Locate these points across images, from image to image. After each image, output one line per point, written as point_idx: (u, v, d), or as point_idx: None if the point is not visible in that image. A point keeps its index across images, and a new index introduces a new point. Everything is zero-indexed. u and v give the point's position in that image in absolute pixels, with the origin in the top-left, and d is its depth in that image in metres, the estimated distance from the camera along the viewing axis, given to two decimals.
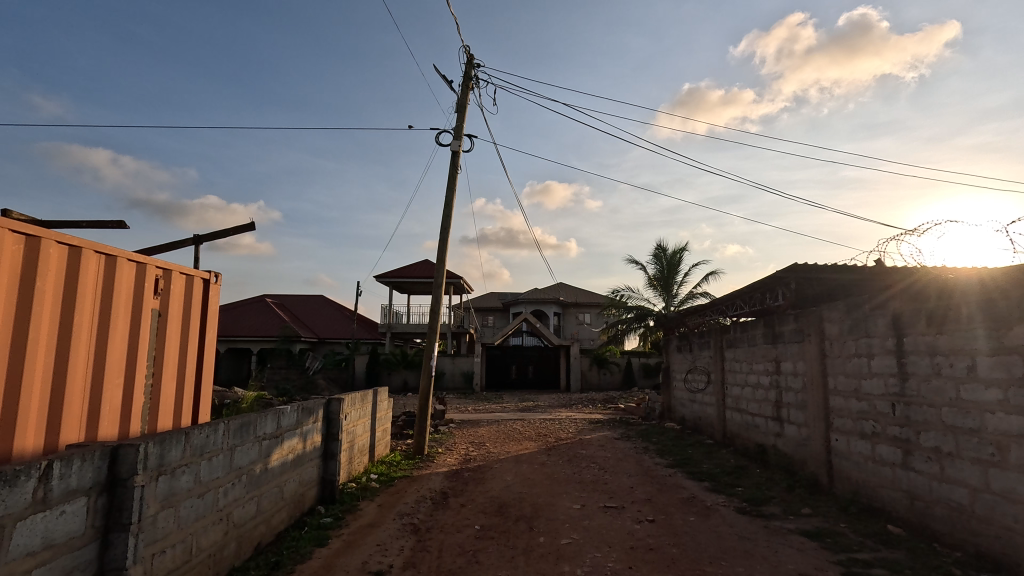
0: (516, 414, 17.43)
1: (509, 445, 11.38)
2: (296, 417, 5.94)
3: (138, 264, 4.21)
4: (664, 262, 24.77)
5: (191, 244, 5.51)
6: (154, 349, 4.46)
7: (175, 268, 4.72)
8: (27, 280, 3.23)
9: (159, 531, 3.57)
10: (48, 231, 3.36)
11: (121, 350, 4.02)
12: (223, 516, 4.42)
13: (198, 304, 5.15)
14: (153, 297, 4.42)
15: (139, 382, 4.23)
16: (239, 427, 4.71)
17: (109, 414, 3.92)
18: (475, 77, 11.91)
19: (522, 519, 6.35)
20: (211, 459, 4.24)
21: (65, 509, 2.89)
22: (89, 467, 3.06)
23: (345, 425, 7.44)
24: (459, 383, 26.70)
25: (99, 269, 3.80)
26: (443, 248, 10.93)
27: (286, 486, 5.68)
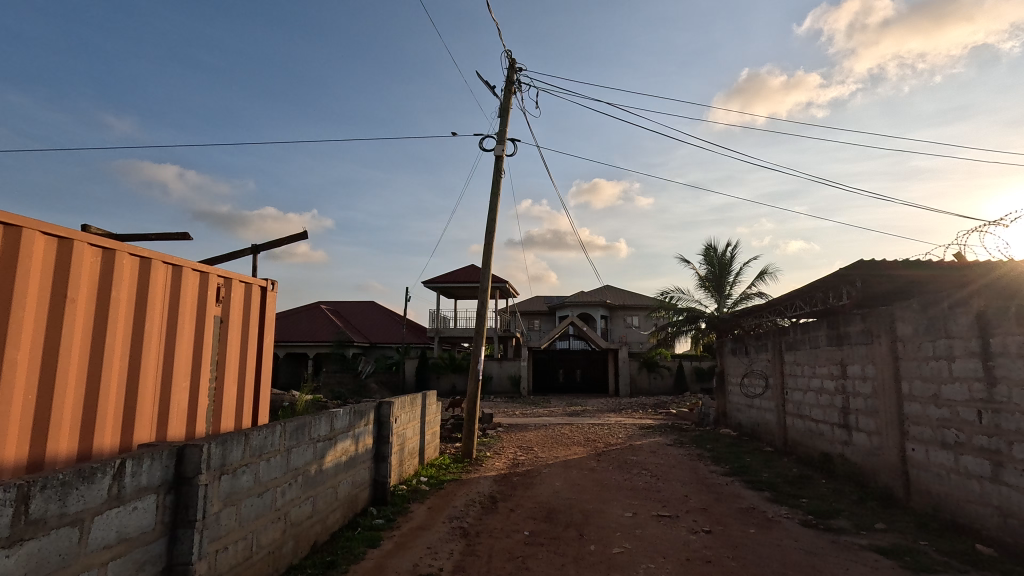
0: (563, 419, 17.23)
1: (558, 449, 11.27)
2: (349, 419, 6.08)
3: (201, 273, 4.43)
4: (716, 261, 23.91)
5: (249, 254, 5.78)
6: (217, 354, 4.69)
7: (235, 276, 4.95)
8: (105, 289, 3.46)
9: (222, 528, 3.73)
10: (122, 243, 3.57)
11: (186, 355, 4.24)
12: (281, 516, 4.57)
13: (256, 310, 5.37)
14: (215, 305, 4.64)
15: (203, 386, 4.45)
16: (296, 429, 4.87)
17: (177, 416, 4.14)
18: (518, 80, 11.93)
19: (572, 525, 6.23)
20: (269, 460, 4.40)
21: (138, 505, 3.07)
22: (159, 465, 3.23)
23: (396, 428, 7.57)
24: (506, 387, 26.71)
25: (166, 278, 4.02)
26: (488, 252, 10.99)
27: (340, 487, 5.83)
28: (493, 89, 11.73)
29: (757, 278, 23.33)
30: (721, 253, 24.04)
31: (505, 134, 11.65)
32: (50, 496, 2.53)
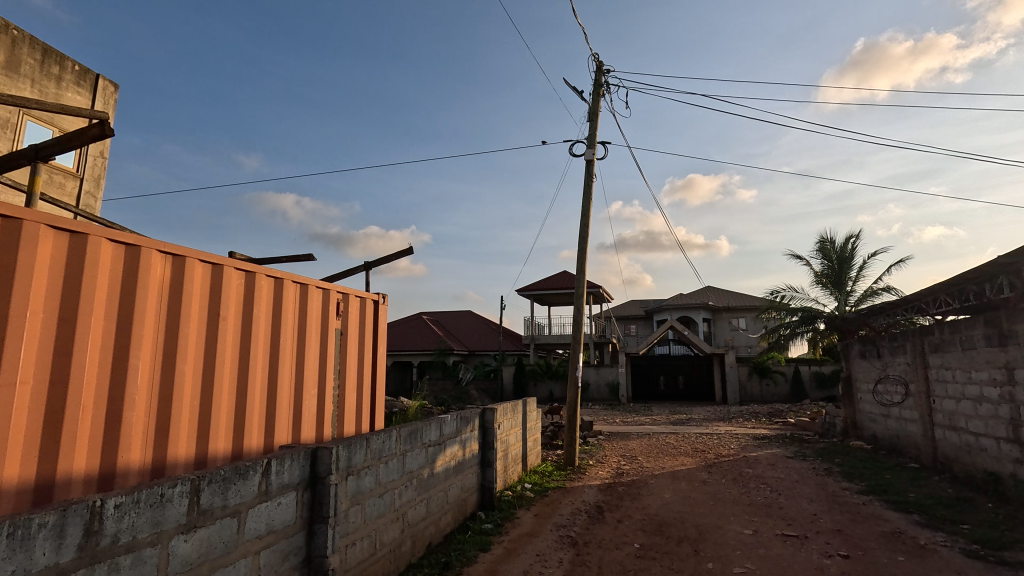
0: (667, 427, 16.50)
1: (665, 459, 10.80)
2: (456, 425, 6.31)
3: (323, 290, 4.93)
4: (834, 255, 21.62)
5: (363, 270, 6.27)
6: (340, 363, 5.15)
7: (352, 291, 5.41)
8: (249, 307, 4.03)
9: (350, 525, 4.03)
10: (259, 266, 4.11)
11: (314, 365, 4.74)
12: (400, 516, 4.85)
13: (370, 322, 5.81)
14: (336, 318, 5.12)
15: (329, 393, 4.92)
16: (409, 433, 5.14)
17: (308, 421, 4.64)
18: (606, 82, 11.77)
19: (686, 540, 5.92)
20: (388, 462, 4.69)
21: (282, 501, 3.41)
22: (297, 465, 3.57)
23: (500, 434, 7.73)
24: (605, 394, 26.18)
25: (295, 296, 4.55)
26: (583, 257, 10.90)
27: (450, 490, 6.06)
28: (581, 94, 11.68)
29: (887, 272, 20.73)
30: (840, 246, 21.72)
31: (595, 138, 11.52)
32: (215, 490, 2.90)
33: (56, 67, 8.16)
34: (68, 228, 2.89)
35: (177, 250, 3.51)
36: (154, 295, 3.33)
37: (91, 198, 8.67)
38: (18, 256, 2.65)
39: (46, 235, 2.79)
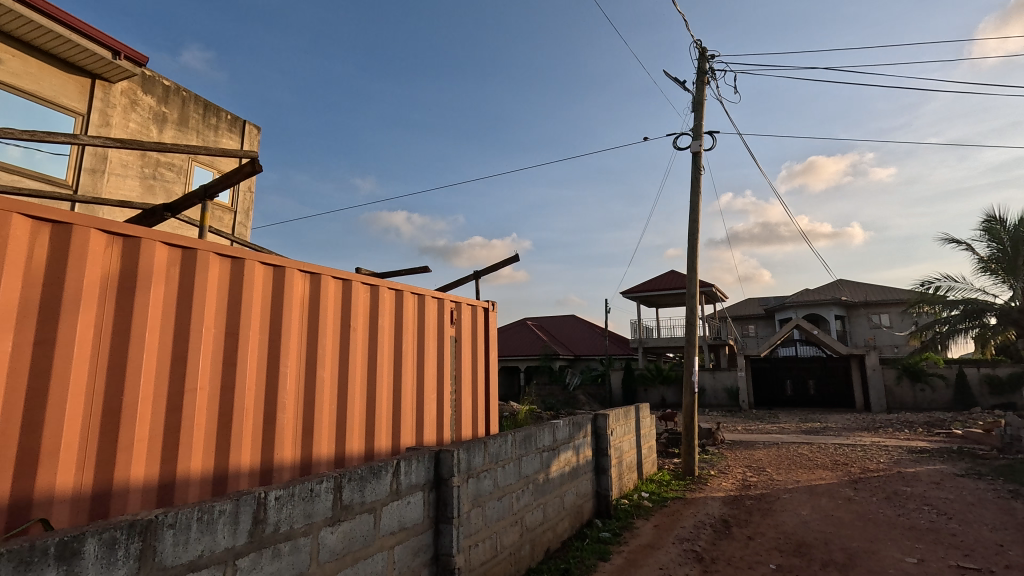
0: (799, 437, 14.98)
1: (799, 472, 9.79)
2: (569, 431, 6.26)
3: (438, 300, 5.21)
4: (1006, 236, 18.21)
5: (472, 279, 6.50)
6: (455, 369, 5.39)
7: (464, 300, 5.64)
8: (375, 318, 4.40)
9: (472, 526, 4.16)
10: (381, 279, 4.47)
11: (432, 371, 5.01)
12: (518, 520, 4.92)
13: (482, 329, 6.00)
14: (450, 326, 5.37)
15: (447, 398, 5.17)
16: (524, 438, 5.19)
17: (429, 424, 4.90)
18: (711, 68, 11.09)
19: (832, 565, 5.28)
20: (505, 466, 4.77)
21: (411, 500, 3.61)
22: (422, 466, 3.77)
23: (613, 441, 7.54)
24: (723, 400, 24.49)
25: (413, 306, 4.86)
26: (693, 255, 10.32)
27: (566, 496, 6.02)
28: (683, 84, 11.13)
29: None
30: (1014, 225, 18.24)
31: (701, 128, 10.89)
32: (355, 487, 3.16)
33: (213, 118, 9.56)
34: (230, 254, 3.36)
35: (313, 269, 3.92)
36: (297, 309, 3.75)
37: (243, 228, 10.02)
38: (195, 280, 3.13)
39: (214, 261, 3.27)
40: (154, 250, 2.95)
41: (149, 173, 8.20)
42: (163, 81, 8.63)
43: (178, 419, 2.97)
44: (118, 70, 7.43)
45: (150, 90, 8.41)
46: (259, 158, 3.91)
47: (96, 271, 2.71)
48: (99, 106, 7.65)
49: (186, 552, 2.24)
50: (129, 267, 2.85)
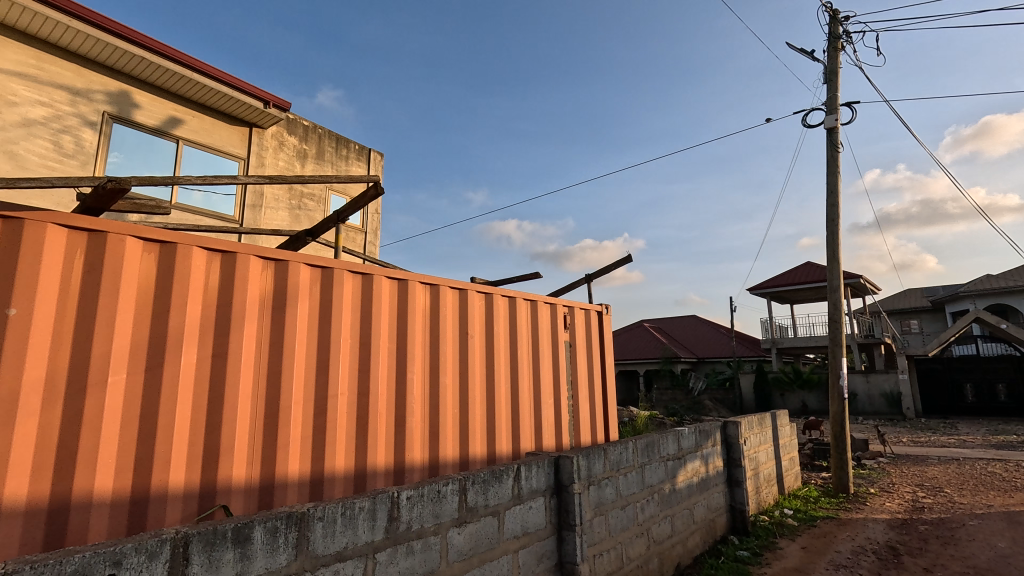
0: (987, 452, 12.52)
1: (990, 495, 8.14)
2: (695, 439, 5.86)
3: (550, 305, 5.23)
4: None
5: (584, 283, 6.42)
6: (571, 374, 5.36)
7: (576, 304, 5.60)
8: (490, 326, 4.56)
9: (596, 535, 4.07)
10: (494, 287, 4.61)
11: (547, 376, 5.03)
12: (644, 531, 4.71)
13: (597, 333, 5.89)
14: (563, 331, 5.36)
15: (564, 403, 5.15)
16: (647, 446, 4.95)
17: (547, 429, 4.92)
18: (845, 32, 9.81)
19: None
20: (627, 475, 4.60)
21: (532, 505, 3.63)
22: (542, 472, 3.77)
23: (747, 451, 6.91)
24: (881, 407, 21.34)
25: (525, 312, 4.94)
26: (834, 243, 9.16)
27: (696, 509, 5.65)
28: (812, 55, 9.98)
29: None
30: None
31: (837, 101, 9.67)
32: (478, 490, 3.25)
33: (344, 150, 10.66)
34: (360, 271, 3.69)
35: (432, 280, 4.17)
36: (419, 319, 4.01)
37: (372, 247, 10.99)
38: (332, 296, 3.48)
39: (348, 278, 3.61)
40: (299, 271, 3.35)
41: (295, 204, 9.36)
42: (303, 122, 9.81)
43: (323, 421, 3.30)
44: (268, 118, 8.59)
45: (293, 131, 9.61)
46: (381, 180, 4.24)
47: (255, 292, 3.14)
48: (256, 150, 8.89)
49: (334, 543, 2.47)
50: (280, 287, 3.26)
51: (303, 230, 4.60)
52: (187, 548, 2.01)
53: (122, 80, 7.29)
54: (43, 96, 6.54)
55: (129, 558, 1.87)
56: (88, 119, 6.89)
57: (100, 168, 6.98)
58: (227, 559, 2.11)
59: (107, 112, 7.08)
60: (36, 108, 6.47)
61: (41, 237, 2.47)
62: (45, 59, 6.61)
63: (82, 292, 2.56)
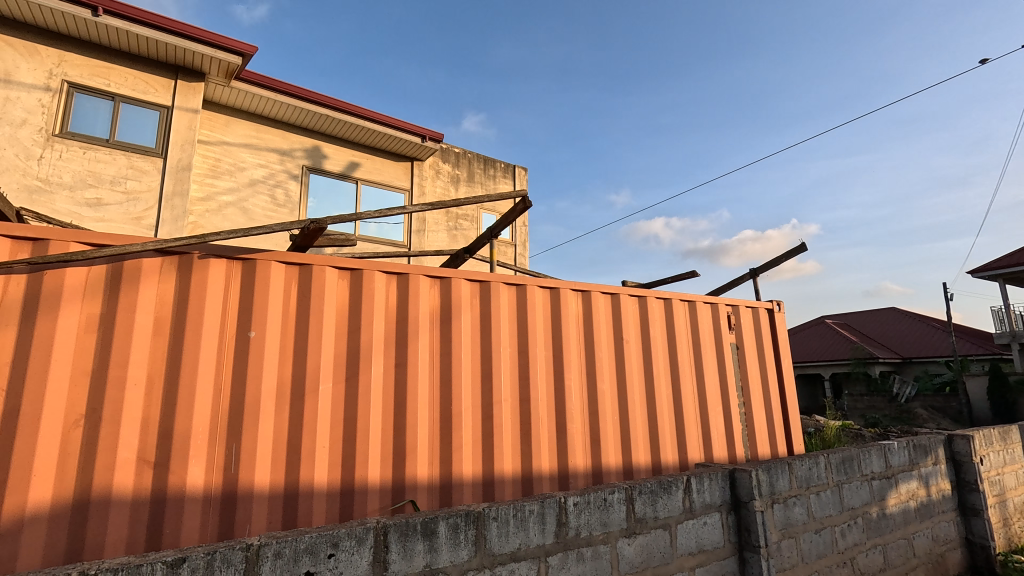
0: None
1: None
2: (909, 456, 4.89)
3: (710, 305, 4.87)
4: None
5: (750, 278, 5.84)
6: (741, 379, 4.90)
7: (741, 302, 5.11)
8: (646, 329, 4.40)
9: (786, 560, 3.62)
10: (647, 289, 4.46)
11: (713, 381, 4.67)
12: (847, 561, 4.07)
13: (768, 333, 5.31)
14: (728, 332, 4.94)
15: (734, 410, 4.72)
16: (844, 462, 4.26)
17: (718, 439, 4.55)
18: None
19: None
20: (820, 494, 4.01)
21: (707, 520, 3.37)
22: (716, 485, 3.49)
23: (988, 473, 5.56)
24: None
25: (683, 314, 4.66)
26: None
27: (916, 540, 4.70)
28: None
29: None
30: None
31: None
32: (646, 500, 3.12)
33: (491, 170, 11.33)
34: (515, 282, 3.86)
35: (583, 287, 4.18)
36: (573, 326, 4.04)
37: (523, 259, 11.43)
38: (491, 307, 3.70)
39: (504, 290, 3.80)
40: (460, 286, 3.62)
41: (452, 225, 10.19)
42: (454, 150, 10.67)
43: (491, 426, 3.50)
44: (426, 151, 9.51)
45: (446, 159, 10.50)
46: (528, 193, 4.40)
47: (426, 308, 3.48)
48: (418, 180, 9.91)
49: (508, 543, 2.59)
50: (446, 302, 3.56)
51: (461, 248, 4.96)
52: (386, 537, 2.28)
53: (314, 137, 8.75)
54: (262, 159, 8.15)
55: (345, 541, 2.20)
56: (292, 173, 8.40)
57: (303, 212, 8.44)
58: (419, 549, 2.35)
59: (305, 165, 8.54)
60: (257, 169, 8.07)
61: (268, 273, 3.06)
62: (261, 130, 8.24)
63: (297, 315, 3.10)
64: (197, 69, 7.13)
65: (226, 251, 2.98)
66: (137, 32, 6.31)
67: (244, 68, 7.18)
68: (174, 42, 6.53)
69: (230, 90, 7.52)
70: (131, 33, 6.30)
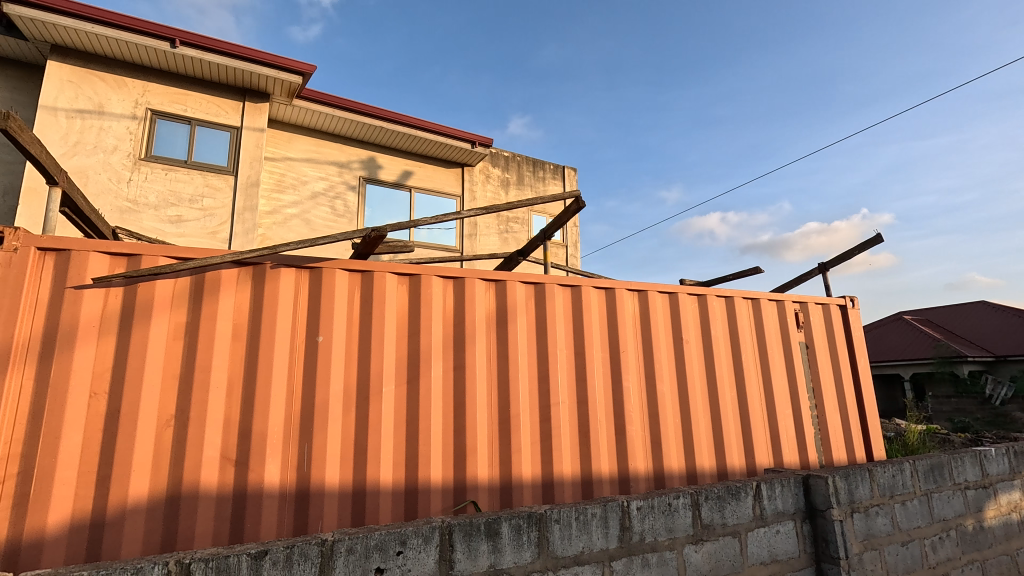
0: None
1: None
2: (1010, 464, 4.44)
3: (776, 303, 4.64)
4: None
5: (819, 273, 5.52)
6: (811, 380, 4.63)
7: (810, 299, 4.84)
8: (707, 329, 4.26)
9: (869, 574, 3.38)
10: (707, 287, 4.32)
11: (781, 382, 4.44)
12: None
13: (841, 330, 5.00)
14: (796, 331, 4.69)
15: (805, 413, 4.47)
16: (932, 469, 3.93)
17: (788, 443, 4.32)
18: None
19: None
20: (906, 504, 3.72)
21: (780, 529, 3.21)
22: (789, 492, 3.31)
23: None
24: None
25: (746, 313, 4.47)
26: None
27: (1020, 557, 4.27)
28: None
29: None
30: None
31: None
32: (714, 506, 3.01)
33: (541, 172, 11.34)
34: (570, 284, 3.84)
35: (639, 286, 4.10)
36: (631, 327, 3.97)
37: (575, 260, 11.35)
38: (546, 309, 3.70)
39: (559, 291, 3.79)
40: (516, 289, 3.65)
41: (504, 228, 10.27)
42: (504, 154, 10.76)
43: (549, 428, 3.49)
44: (476, 156, 9.65)
45: (496, 164, 10.61)
46: (581, 193, 4.37)
47: (483, 311, 3.53)
48: (468, 186, 10.07)
49: (571, 546, 2.58)
50: (502, 305, 3.59)
51: (515, 251, 5.00)
52: (452, 536, 2.33)
53: (370, 149, 9.09)
54: (322, 172, 8.55)
55: (412, 539, 2.26)
56: (350, 184, 8.76)
57: (361, 221, 8.77)
58: (483, 549, 2.38)
59: (362, 176, 8.89)
60: (318, 182, 8.47)
61: (333, 280, 3.20)
62: (321, 144, 8.65)
63: (361, 320, 3.22)
64: (262, 90, 7.58)
65: (294, 261, 3.15)
66: (209, 59, 6.79)
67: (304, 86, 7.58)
68: (242, 66, 6.98)
69: (292, 108, 7.94)
70: (204, 61, 6.79)
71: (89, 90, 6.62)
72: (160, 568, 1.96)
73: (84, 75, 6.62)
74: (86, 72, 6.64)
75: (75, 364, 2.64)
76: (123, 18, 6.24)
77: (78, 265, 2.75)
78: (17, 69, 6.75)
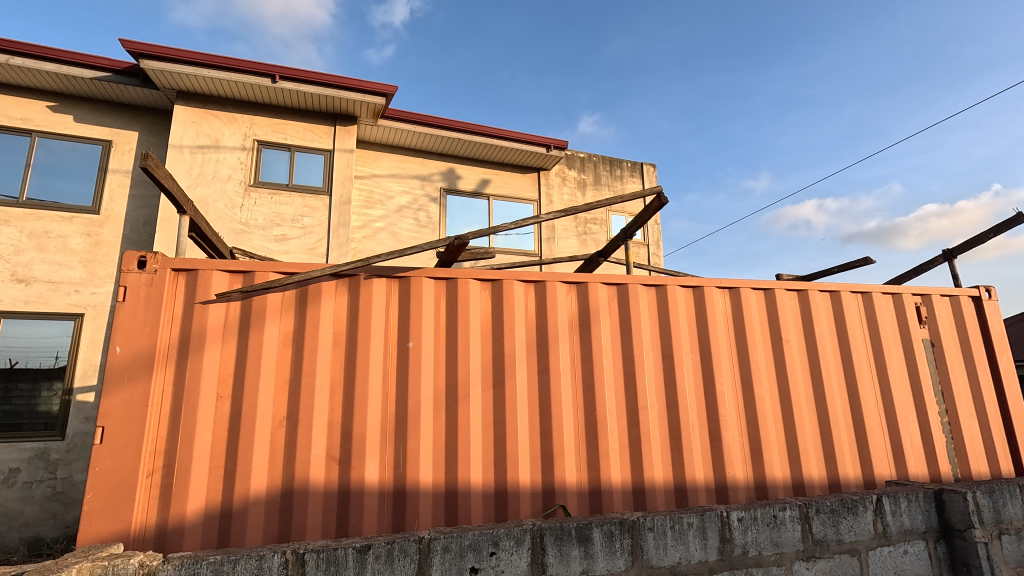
0: None
1: None
2: None
3: (891, 296, 4.18)
4: None
5: (943, 262, 4.89)
6: (940, 382, 4.11)
7: (934, 291, 4.31)
8: (809, 326, 3.93)
9: None
10: (808, 282, 3.98)
11: (901, 384, 3.98)
12: None
13: (975, 325, 4.39)
14: (918, 327, 4.18)
15: (934, 418, 3.97)
16: None
17: (913, 453, 3.85)
18: None
19: None
20: None
21: (908, 549, 2.87)
22: (918, 509, 2.95)
23: None
24: None
25: (857, 308, 4.07)
26: None
27: None
28: None
29: None
30: None
31: None
32: (826, 520, 2.76)
33: (618, 170, 11.12)
34: (654, 283, 3.71)
35: (731, 284, 3.87)
36: (722, 326, 3.76)
37: (657, 258, 10.96)
38: (630, 310, 3.61)
39: (643, 291, 3.68)
40: (598, 291, 3.59)
41: (582, 230, 10.18)
42: (579, 155, 10.68)
43: (639, 432, 3.39)
44: (551, 160, 9.66)
45: (572, 166, 10.56)
46: (663, 190, 4.21)
47: (566, 314, 3.51)
48: (545, 189, 10.10)
49: (667, 556, 2.48)
50: (585, 307, 3.55)
51: (595, 252, 4.91)
52: (543, 540, 2.33)
53: (449, 161, 9.42)
54: (406, 187, 8.99)
55: (504, 541, 2.30)
56: (432, 196, 9.13)
57: (443, 231, 9.10)
58: (575, 555, 2.35)
59: (442, 188, 9.23)
60: (403, 196, 8.92)
61: (420, 288, 3.34)
62: (404, 160, 9.11)
63: (448, 326, 3.33)
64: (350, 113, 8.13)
65: (386, 271, 3.33)
66: (305, 90, 7.41)
67: (387, 106, 8.02)
68: (332, 94, 7.53)
69: (377, 128, 8.45)
70: (300, 92, 7.42)
71: (207, 127, 7.48)
72: (279, 557, 2.16)
73: (203, 114, 7.49)
74: (204, 112, 7.51)
75: (204, 371, 2.98)
76: (234, 61, 7.00)
77: (204, 282, 3.10)
78: (152, 116, 7.79)
